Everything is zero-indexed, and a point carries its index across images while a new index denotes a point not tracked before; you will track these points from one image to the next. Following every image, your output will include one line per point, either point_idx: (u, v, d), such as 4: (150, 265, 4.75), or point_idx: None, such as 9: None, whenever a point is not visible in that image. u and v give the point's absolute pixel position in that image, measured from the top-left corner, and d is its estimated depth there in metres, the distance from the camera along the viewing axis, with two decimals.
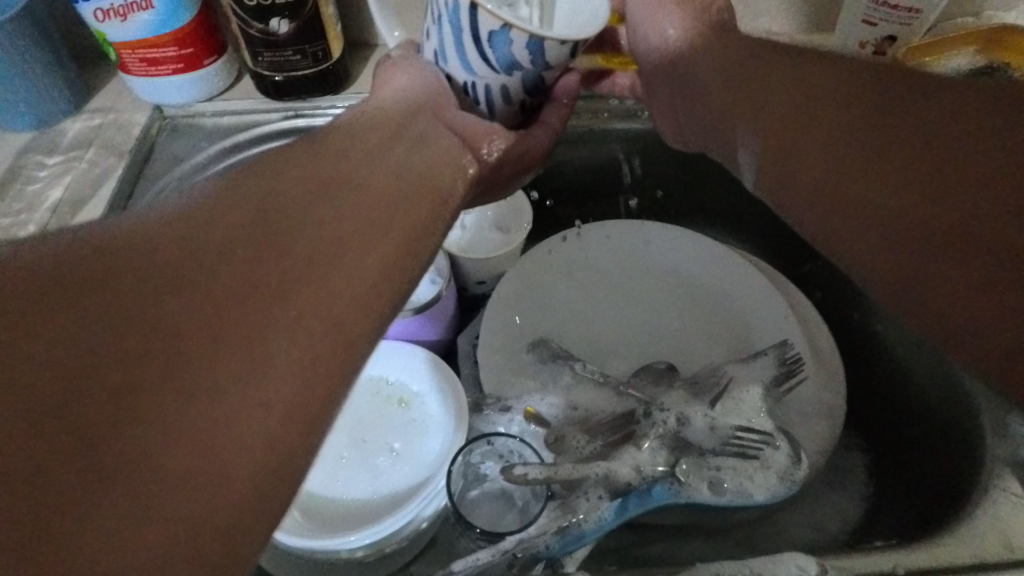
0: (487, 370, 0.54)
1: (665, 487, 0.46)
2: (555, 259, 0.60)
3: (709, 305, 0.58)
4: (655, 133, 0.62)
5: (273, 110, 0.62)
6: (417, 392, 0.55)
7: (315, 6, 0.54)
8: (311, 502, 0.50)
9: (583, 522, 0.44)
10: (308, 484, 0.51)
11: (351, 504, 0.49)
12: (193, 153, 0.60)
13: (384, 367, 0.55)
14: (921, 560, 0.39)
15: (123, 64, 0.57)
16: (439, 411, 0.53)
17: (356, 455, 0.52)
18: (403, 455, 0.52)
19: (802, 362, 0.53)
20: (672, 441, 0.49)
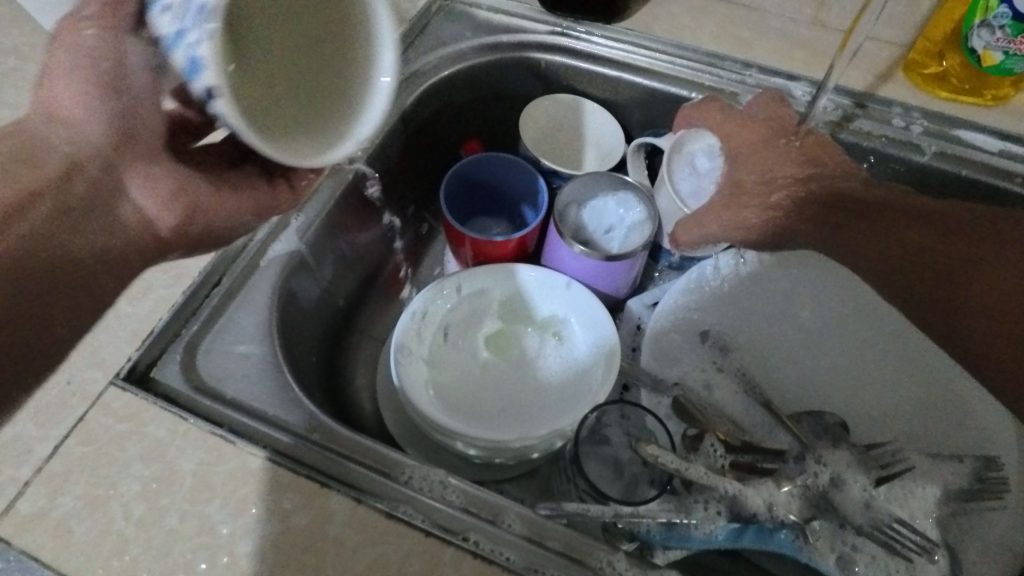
0: (650, 344, 0.54)
1: (791, 537, 0.43)
2: (756, 266, 0.56)
3: (917, 380, 0.51)
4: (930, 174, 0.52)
5: (544, 23, 0.62)
6: (575, 336, 0.54)
7: None
8: (446, 391, 0.52)
9: (693, 527, 0.42)
10: (449, 374, 0.53)
11: (479, 411, 0.51)
12: (459, 39, 0.63)
13: (555, 300, 0.55)
14: None
15: None
16: (588, 362, 0.52)
17: (498, 369, 0.53)
18: (540, 389, 0.52)
19: (1006, 487, 0.45)
20: (816, 497, 0.44)
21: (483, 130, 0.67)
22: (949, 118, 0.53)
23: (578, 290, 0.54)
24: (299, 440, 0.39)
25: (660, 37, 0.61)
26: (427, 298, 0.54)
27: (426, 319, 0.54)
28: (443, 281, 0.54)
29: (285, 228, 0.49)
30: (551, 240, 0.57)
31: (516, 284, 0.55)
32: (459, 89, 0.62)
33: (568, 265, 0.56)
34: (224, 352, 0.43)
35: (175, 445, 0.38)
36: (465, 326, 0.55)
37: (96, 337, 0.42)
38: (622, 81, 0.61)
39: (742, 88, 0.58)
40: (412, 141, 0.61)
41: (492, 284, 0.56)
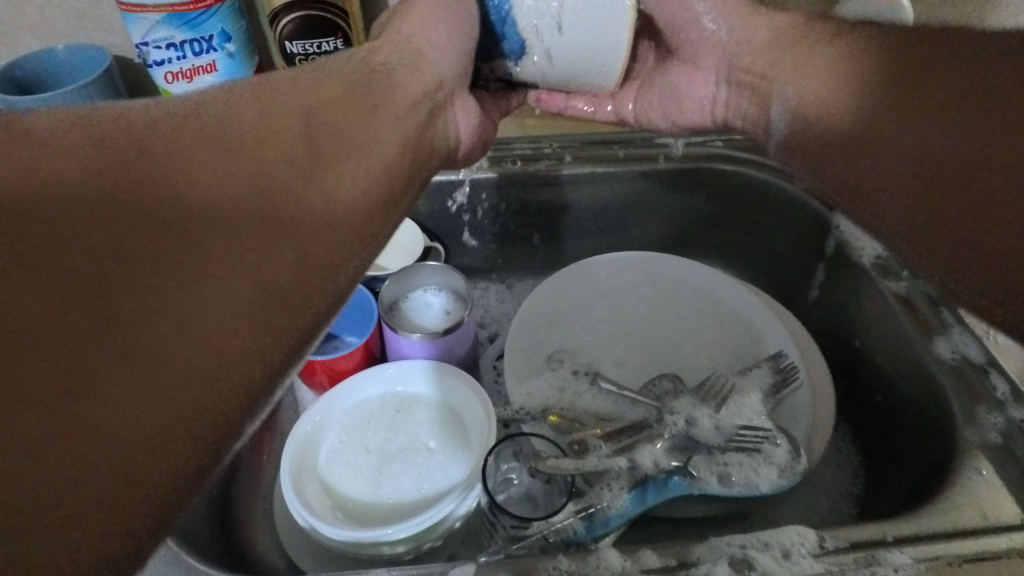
0: (513, 382, 0.61)
1: (681, 478, 0.51)
2: (570, 289, 0.68)
3: (708, 325, 0.66)
4: (661, 176, 0.72)
5: None
6: (447, 404, 0.59)
7: None
8: (353, 507, 0.53)
9: (607, 509, 0.49)
10: (348, 491, 0.54)
11: (392, 511, 0.53)
12: None
13: (416, 384, 0.60)
14: (924, 526, 0.43)
15: None
16: (467, 420, 0.58)
17: (390, 466, 0.56)
18: (433, 467, 0.55)
19: (796, 371, 0.59)
20: (683, 441, 0.54)
21: None
22: (648, 134, 0.73)
23: (435, 367, 0.60)
24: None
25: None
26: (303, 429, 0.56)
27: (309, 447, 0.56)
28: (313, 409, 0.57)
29: None
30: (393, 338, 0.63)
31: (377, 384, 0.60)
32: None
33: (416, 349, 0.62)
34: None
35: None
36: (347, 440, 0.58)
37: None
38: None
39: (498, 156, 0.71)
40: None
41: (358, 394, 0.60)
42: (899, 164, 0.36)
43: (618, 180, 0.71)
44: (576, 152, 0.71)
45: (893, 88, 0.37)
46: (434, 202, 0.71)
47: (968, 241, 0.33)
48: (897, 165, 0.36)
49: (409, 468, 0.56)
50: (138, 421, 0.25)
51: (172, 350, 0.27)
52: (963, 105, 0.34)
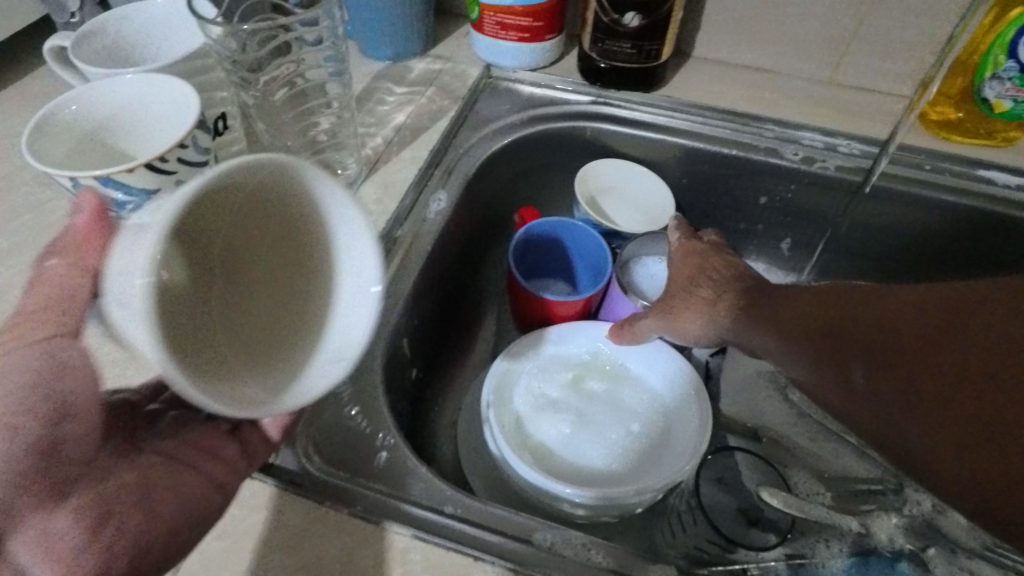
0: (732, 394, 0.57)
1: (912, 566, 0.43)
2: None
3: None
4: (973, 215, 0.59)
5: (586, 93, 0.66)
6: (652, 388, 0.56)
7: (670, 10, 0.57)
8: (540, 450, 0.52)
9: (817, 564, 0.42)
10: (539, 434, 0.53)
11: (576, 471, 0.51)
12: (506, 112, 0.65)
13: (630, 356, 0.57)
14: None
15: (479, 23, 0.64)
16: (674, 409, 0.54)
17: (584, 427, 0.54)
18: (626, 445, 0.53)
19: None
20: (923, 525, 0.46)
21: (532, 194, 0.69)
22: (973, 162, 0.60)
23: (658, 344, 0.56)
24: (434, 514, 0.39)
25: (688, 101, 0.65)
26: (514, 356, 0.56)
27: (514, 375, 0.55)
28: (528, 340, 0.57)
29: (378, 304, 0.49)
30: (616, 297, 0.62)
31: (592, 340, 0.58)
32: (511, 157, 0.65)
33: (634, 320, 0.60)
34: (339, 439, 0.42)
35: (315, 533, 0.37)
36: (547, 383, 0.56)
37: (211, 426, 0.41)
38: (666, 143, 0.65)
39: (779, 141, 0.64)
40: (474, 210, 0.63)
41: (570, 343, 0.58)
42: (900, 396, 0.36)
43: (916, 204, 0.61)
44: (874, 161, 0.62)
45: (880, 357, 0.37)
46: (695, 171, 0.66)
47: (994, 448, 0.32)
48: (924, 451, 0.35)
49: (602, 437, 0.53)
50: (182, 505, 0.35)
51: (191, 516, 0.35)
52: (881, 320, 0.38)
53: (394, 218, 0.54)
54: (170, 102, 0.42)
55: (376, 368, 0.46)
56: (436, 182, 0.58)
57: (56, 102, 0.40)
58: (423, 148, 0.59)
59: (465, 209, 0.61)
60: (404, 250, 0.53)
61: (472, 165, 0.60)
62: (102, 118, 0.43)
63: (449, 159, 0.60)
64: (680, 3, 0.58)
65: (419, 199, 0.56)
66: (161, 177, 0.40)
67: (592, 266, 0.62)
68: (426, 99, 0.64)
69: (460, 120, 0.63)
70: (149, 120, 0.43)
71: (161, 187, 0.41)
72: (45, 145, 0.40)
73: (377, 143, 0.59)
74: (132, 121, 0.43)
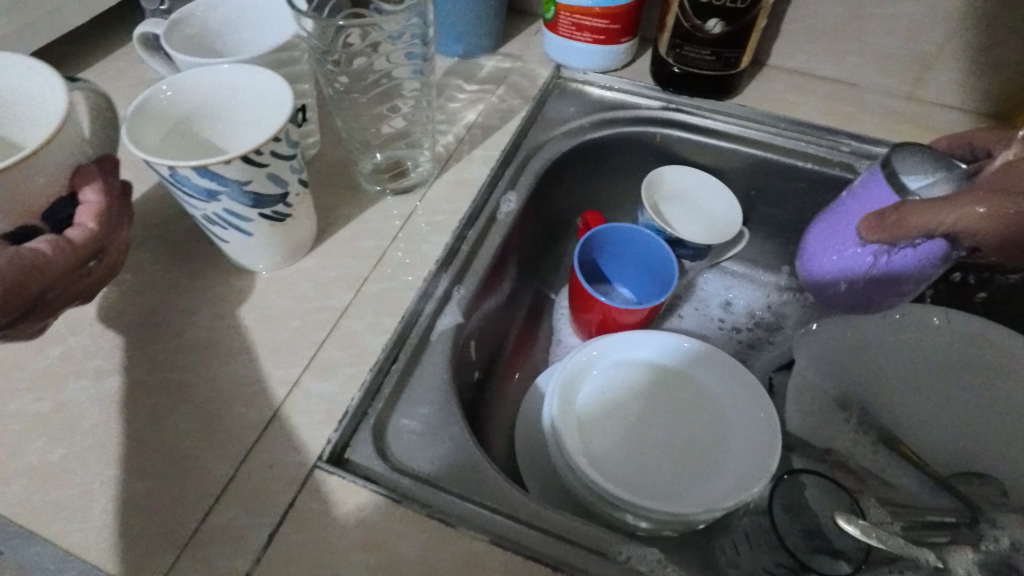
0: (796, 412, 0.56)
1: None
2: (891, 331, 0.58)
3: None
4: None
5: (656, 98, 0.65)
6: (717, 402, 0.55)
7: (754, 19, 0.56)
8: (599, 459, 0.52)
9: None
10: (598, 443, 0.53)
11: (634, 483, 0.51)
12: (575, 114, 0.65)
13: (694, 369, 0.57)
14: None
15: (553, 23, 0.64)
16: (740, 425, 0.53)
17: (643, 439, 0.53)
18: (685, 460, 0.52)
19: None
20: (999, 564, 0.45)
21: (595, 198, 0.69)
22: None
23: (725, 362, 0.56)
24: (509, 520, 0.39)
25: (763, 111, 0.64)
26: (577, 360, 0.56)
27: (577, 380, 0.55)
28: (592, 345, 0.56)
29: (448, 303, 0.49)
30: (819, 244, 0.56)
31: (655, 350, 0.57)
32: (578, 160, 0.64)
33: (835, 272, 0.54)
34: (411, 436, 0.43)
35: (394, 530, 0.37)
36: (608, 390, 0.56)
37: (289, 418, 0.41)
38: (737, 152, 0.64)
39: (857, 156, 0.61)
40: (539, 211, 0.63)
41: (634, 350, 0.57)
42: None
43: None
44: None
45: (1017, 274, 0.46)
46: (766, 182, 0.65)
47: None
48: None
49: (661, 451, 0.53)
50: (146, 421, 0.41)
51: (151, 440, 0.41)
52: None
53: (465, 217, 0.53)
54: (266, 93, 0.43)
55: (448, 368, 0.46)
56: (506, 182, 0.57)
57: (154, 86, 0.41)
58: (494, 147, 0.59)
59: (531, 210, 0.60)
60: (476, 249, 0.52)
61: (541, 166, 0.60)
62: (196, 105, 0.43)
63: (520, 160, 0.59)
64: (764, 11, 0.57)
65: (491, 200, 0.55)
66: (254, 169, 0.40)
67: (655, 275, 0.61)
68: (497, 98, 0.63)
69: (530, 120, 0.62)
70: (244, 111, 0.44)
71: (252, 179, 0.41)
72: (143, 128, 0.41)
73: (449, 140, 0.59)
74: (226, 113, 0.44)
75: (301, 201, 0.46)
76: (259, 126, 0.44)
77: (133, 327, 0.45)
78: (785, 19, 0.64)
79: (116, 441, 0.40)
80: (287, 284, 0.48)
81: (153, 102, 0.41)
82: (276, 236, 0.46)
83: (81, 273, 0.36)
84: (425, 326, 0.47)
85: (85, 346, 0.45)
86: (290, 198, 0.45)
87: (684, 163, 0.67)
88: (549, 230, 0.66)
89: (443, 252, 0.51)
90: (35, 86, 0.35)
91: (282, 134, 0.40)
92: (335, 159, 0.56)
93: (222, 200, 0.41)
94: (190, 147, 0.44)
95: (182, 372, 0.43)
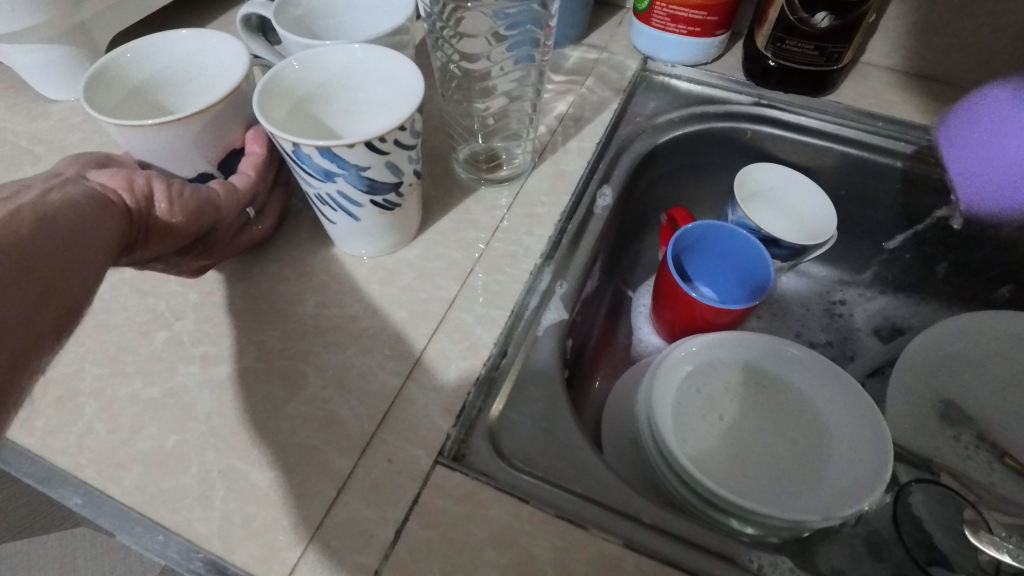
0: (895, 420, 0.55)
1: None
2: None
3: None
4: None
5: (748, 94, 0.64)
6: (815, 408, 0.54)
7: (866, 12, 0.54)
8: (697, 461, 0.50)
9: None
10: (695, 445, 0.51)
11: (735, 487, 0.49)
12: (665, 108, 0.63)
13: (789, 374, 0.55)
14: None
15: (646, 14, 0.62)
16: (842, 432, 0.52)
17: (741, 443, 0.52)
18: (786, 466, 0.50)
19: None
20: None
21: (678, 195, 0.67)
22: None
23: (824, 367, 0.55)
24: (638, 525, 0.37)
25: (861, 109, 0.62)
26: (672, 359, 0.54)
27: (672, 378, 0.54)
28: (687, 343, 0.55)
29: (553, 297, 0.48)
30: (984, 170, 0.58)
31: (751, 352, 0.56)
32: (667, 155, 0.63)
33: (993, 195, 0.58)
34: (527, 432, 0.42)
35: (524, 530, 0.36)
36: (702, 391, 0.54)
37: (405, 411, 0.40)
38: (833, 150, 0.62)
39: (963, 160, 0.59)
40: (627, 207, 0.61)
41: (728, 352, 0.56)
42: None
43: None
44: None
45: None
46: (859, 184, 0.63)
47: None
48: None
49: (759, 456, 0.51)
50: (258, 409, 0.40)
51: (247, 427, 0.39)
52: None
53: (565, 211, 0.52)
54: (388, 73, 0.42)
55: (557, 364, 0.45)
56: (602, 175, 0.56)
57: (280, 62, 0.40)
58: (589, 139, 0.57)
59: (623, 205, 0.59)
60: (577, 244, 0.51)
61: (634, 160, 0.58)
62: (316, 85, 0.43)
63: (613, 153, 0.58)
64: (876, 4, 0.55)
65: (588, 194, 0.54)
66: (375, 156, 0.39)
67: (747, 276, 0.60)
68: (586, 89, 0.62)
69: (621, 112, 0.61)
70: (363, 91, 0.44)
71: (371, 164, 0.39)
72: (273, 103, 0.41)
73: (542, 132, 0.58)
74: (343, 94, 0.44)
75: (411, 191, 0.45)
76: (391, 116, 0.44)
77: (239, 314, 0.44)
78: (885, 16, 0.63)
79: (232, 431, 0.39)
80: (392, 275, 0.47)
81: (278, 79, 0.41)
82: (384, 224, 0.45)
83: (239, 213, 0.43)
84: (533, 321, 0.46)
85: (192, 332, 0.44)
86: (403, 188, 0.43)
87: (773, 162, 0.65)
88: (633, 226, 0.65)
89: (545, 246, 0.49)
90: (213, 53, 0.45)
91: (408, 119, 0.39)
92: (430, 147, 0.55)
93: (338, 182, 0.40)
94: (308, 127, 0.44)
95: (293, 361, 0.42)
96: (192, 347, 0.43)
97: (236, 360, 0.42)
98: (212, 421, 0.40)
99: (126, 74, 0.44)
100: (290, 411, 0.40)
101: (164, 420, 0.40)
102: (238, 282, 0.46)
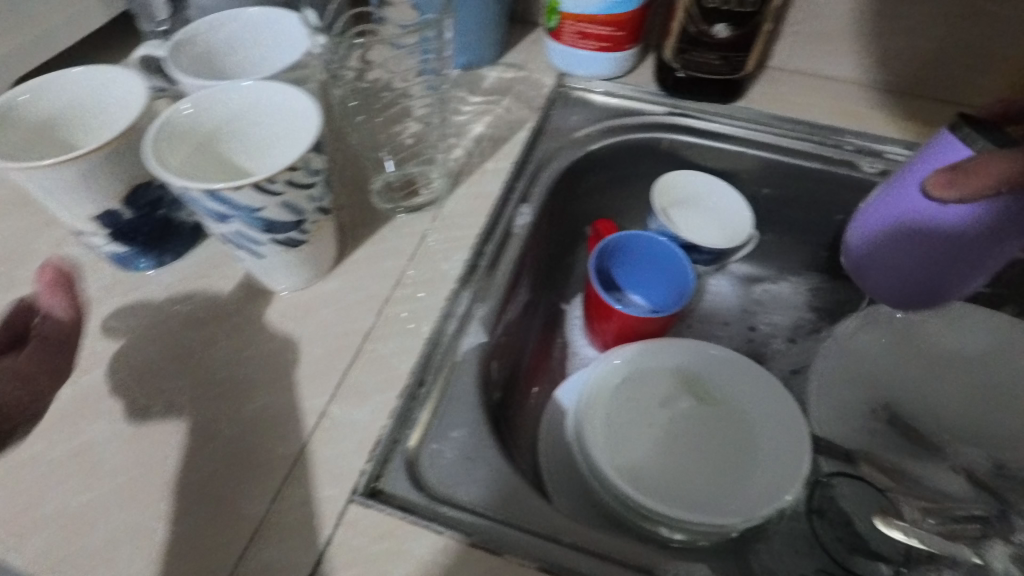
0: (821, 414, 0.56)
1: None
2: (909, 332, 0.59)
3: None
4: None
5: (662, 104, 0.65)
6: (742, 407, 0.55)
7: (762, 21, 0.57)
8: (629, 473, 0.51)
9: None
10: (626, 457, 0.52)
11: (666, 496, 0.50)
12: (583, 123, 0.64)
13: (716, 376, 0.56)
14: None
15: (558, 32, 0.63)
16: (769, 430, 0.53)
17: (671, 450, 0.53)
18: (715, 469, 0.51)
19: None
20: None
21: (604, 206, 0.68)
22: None
23: (748, 367, 0.56)
24: (557, 544, 0.38)
25: (771, 114, 0.64)
26: (599, 374, 0.55)
27: (600, 393, 0.54)
28: (612, 356, 0.55)
29: (472, 320, 0.48)
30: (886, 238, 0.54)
31: (677, 358, 0.57)
32: (588, 169, 0.64)
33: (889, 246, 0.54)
34: (446, 460, 0.42)
35: (442, 561, 0.36)
36: (632, 402, 0.55)
37: (320, 450, 0.40)
38: (747, 154, 0.64)
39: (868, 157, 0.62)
40: (552, 222, 0.62)
41: (655, 360, 0.57)
42: None
43: None
44: None
45: None
46: (777, 186, 0.65)
47: None
48: None
49: (690, 461, 0.52)
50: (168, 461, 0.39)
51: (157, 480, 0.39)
52: None
53: (483, 233, 0.52)
54: (285, 110, 0.42)
55: (476, 388, 0.45)
56: (520, 194, 0.57)
57: (172, 106, 0.40)
58: (506, 159, 0.58)
59: (545, 221, 0.60)
60: (496, 265, 0.51)
61: (553, 177, 0.59)
62: (212, 126, 0.42)
63: (532, 171, 0.59)
64: (772, 13, 0.57)
65: (505, 214, 0.54)
66: (267, 196, 0.39)
67: (670, 283, 0.61)
68: (503, 109, 0.63)
69: (539, 130, 0.62)
70: (264, 128, 0.43)
71: (267, 205, 0.39)
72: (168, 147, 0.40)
73: (459, 154, 0.58)
74: (244, 132, 0.44)
75: (318, 227, 0.45)
76: (292, 149, 0.42)
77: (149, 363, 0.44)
78: (788, 24, 0.65)
79: (142, 485, 0.38)
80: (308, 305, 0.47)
81: (171, 124, 0.40)
82: (292, 261, 0.45)
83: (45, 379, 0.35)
84: (451, 346, 0.46)
85: (101, 385, 0.43)
86: (306, 225, 0.43)
87: (692, 168, 0.67)
88: (560, 240, 0.66)
89: (463, 270, 0.50)
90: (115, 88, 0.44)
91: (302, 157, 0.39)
92: (345, 177, 0.55)
93: (233, 223, 0.40)
94: (212, 167, 0.44)
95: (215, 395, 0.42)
96: (100, 401, 0.42)
97: (145, 411, 0.41)
98: (121, 477, 0.39)
99: (30, 114, 0.43)
100: (200, 460, 0.39)
101: (71, 480, 0.39)
102: (149, 330, 0.45)
